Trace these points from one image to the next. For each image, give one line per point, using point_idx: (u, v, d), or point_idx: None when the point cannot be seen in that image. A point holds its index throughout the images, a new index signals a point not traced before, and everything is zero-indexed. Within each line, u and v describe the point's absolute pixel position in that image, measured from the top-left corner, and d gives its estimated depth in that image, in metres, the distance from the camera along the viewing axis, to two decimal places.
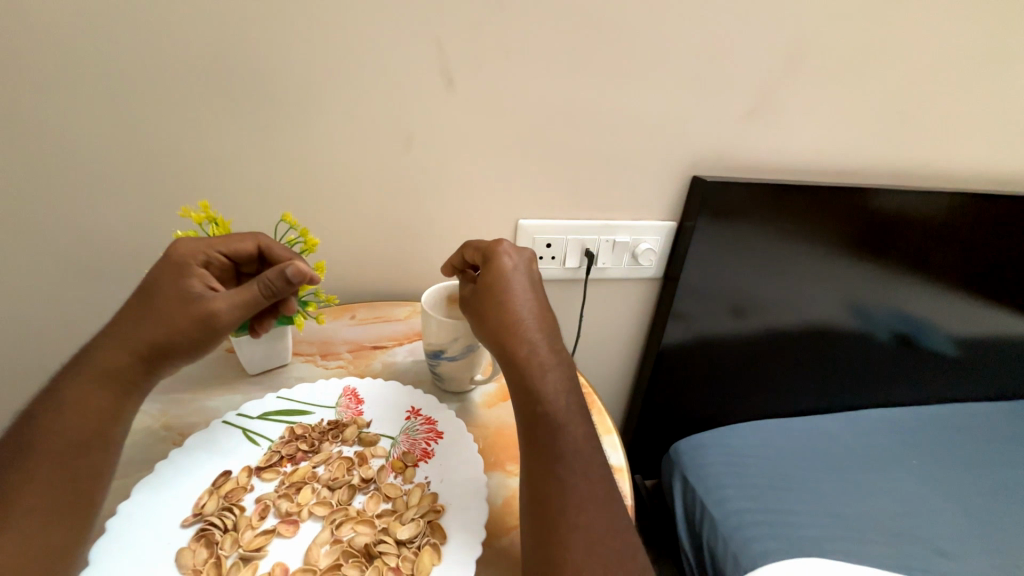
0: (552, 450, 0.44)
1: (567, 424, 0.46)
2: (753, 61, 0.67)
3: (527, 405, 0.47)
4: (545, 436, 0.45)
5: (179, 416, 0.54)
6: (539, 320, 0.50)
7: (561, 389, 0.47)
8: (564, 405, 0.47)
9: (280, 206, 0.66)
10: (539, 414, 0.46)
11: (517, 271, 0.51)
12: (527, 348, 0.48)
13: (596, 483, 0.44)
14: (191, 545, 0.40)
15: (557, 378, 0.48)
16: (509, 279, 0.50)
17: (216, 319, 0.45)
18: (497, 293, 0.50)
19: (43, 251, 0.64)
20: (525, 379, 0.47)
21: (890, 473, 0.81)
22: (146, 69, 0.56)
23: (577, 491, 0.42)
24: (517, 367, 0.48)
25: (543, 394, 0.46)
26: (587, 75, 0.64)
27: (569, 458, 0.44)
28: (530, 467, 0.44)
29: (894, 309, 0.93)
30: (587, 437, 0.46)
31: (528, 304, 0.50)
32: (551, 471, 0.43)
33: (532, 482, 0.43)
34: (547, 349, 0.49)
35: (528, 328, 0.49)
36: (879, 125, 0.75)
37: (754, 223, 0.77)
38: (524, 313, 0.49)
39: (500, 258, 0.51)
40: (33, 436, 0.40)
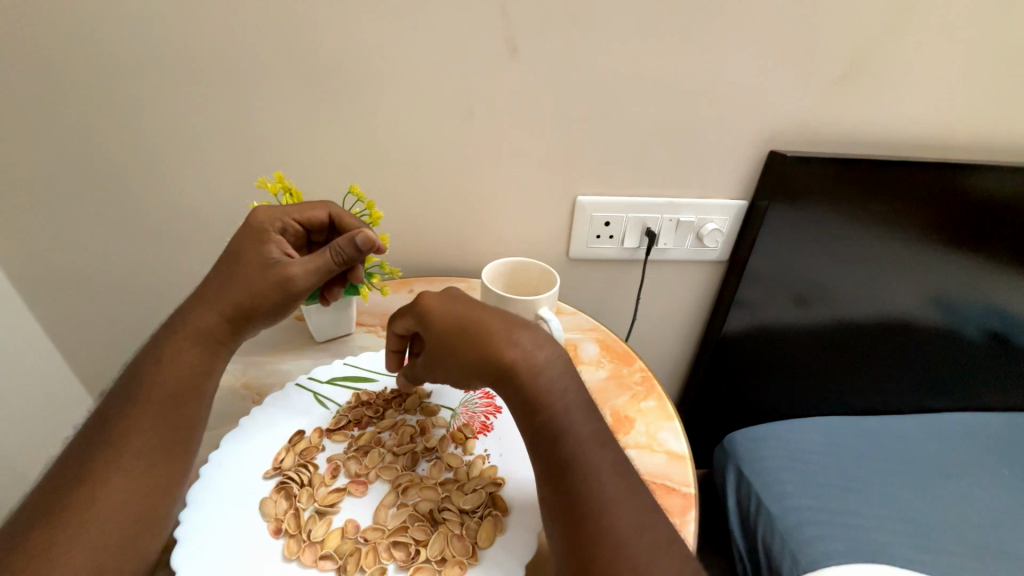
0: (561, 458, 0.39)
1: (572, 426, 0.40)
2: (849, 20, 0.60)
3: (523, 418, 0.41)
4: (551, 443, 0.39)
5: (256, 377, 0.58)
6: (505, 329, 0.42)
7: (557, 389, 0.41)
8: (563, 407, 0.40)
9: (344, 180, 0.67)
10: (538, 423, 0.40)
11: (457, 307, 0.44)
12: (506, 359, 0.41)
13: (619, 481, 0.38)
14: (273, 496, 0.43)
15: (550, 377, 0.41)
16: (448, 313, 0.44)
17: (291, 283, 0.47)
18: (448, 329, 0.43)
19: (137, 220, 0.69)
20: (516, 390, 0.41)
21: (978, 483, 0.74)
22: (222, 44, 0.58)
23: (598, 494, 0.37)
24: (503, 381, 0.41)
25: (539, 402, 0.40)
26: (660, 40, 0.60)
27: (582, 463, 0.38)
28: (544, 480, 0.39)
29: (992, 304, 0.83)
30: (598, 434, 0.40)
31: (485, 322, 0.43)
32: (564, 481, 0.38)
33: (550, 495, 0.38)
34: (528, 351, 0.41)
35: (499, 345, 0.41)
36: (997, 92, 0.66)
37: (836, 203, 0.70)
38: (485, 335, 0.42)
39: (431, 311, 0.44)
40: (139, 386, 0.44)
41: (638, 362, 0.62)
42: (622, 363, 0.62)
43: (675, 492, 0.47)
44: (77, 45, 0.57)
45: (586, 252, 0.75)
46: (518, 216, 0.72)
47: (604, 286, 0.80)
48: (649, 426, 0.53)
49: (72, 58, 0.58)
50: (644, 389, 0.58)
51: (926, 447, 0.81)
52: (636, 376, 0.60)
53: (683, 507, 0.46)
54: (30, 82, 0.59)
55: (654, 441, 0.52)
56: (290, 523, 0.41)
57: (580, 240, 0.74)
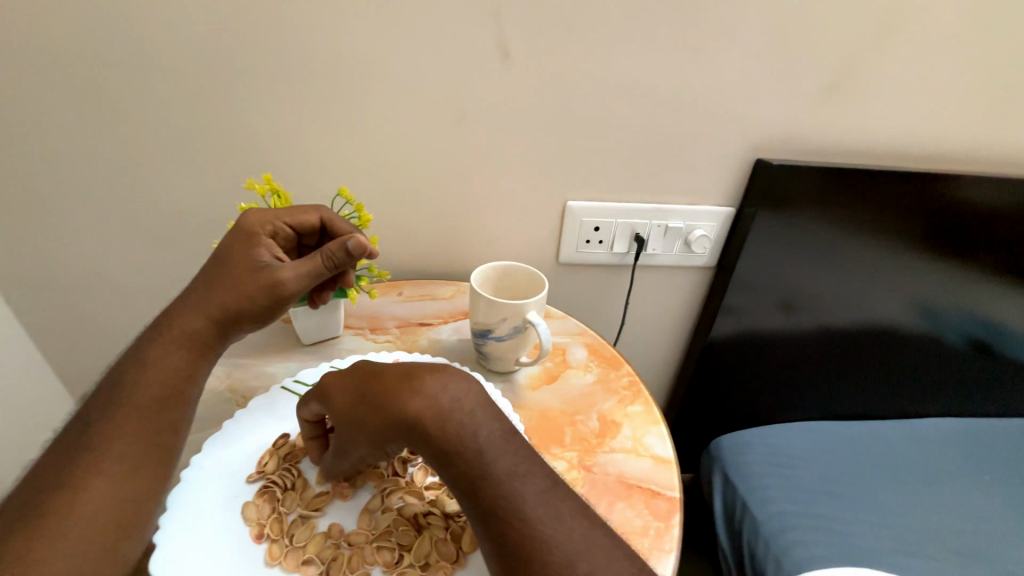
0: (485, 503, 0.34)
1: (488, 469, 0.35)
2: (832, 34, 0.61)
3: (440, 471, 0.37)
4: (471, 492, 0.35)
5: (242, 380, 0.57)
6: (400, 382, 0.38)
7: (467, 432, 0.36)
8: (475, 449, 0.36)
9: (334, 182, 0.67)
10: (455, 472, 0.36)
11: (356, 374, 0.41)
12: (408, 413, 0.37)
13: (548, 520, 0.34)
14: (256, 500, 0.42)
15: (458, 420, 0.36)
16: (346, 382, 0.41)
17: (281, 287, 0.47)
18: (348, 403, 0.40)
19: (123, 220, 0.68)
20: (426, 445, 0.36)
21: (957, 488, 0.75)
22: (213, 44, 0.57)
23: (528, 539, 0.33)
24: (414, 439, 0.37)
25: (449, 452, 0.36)
26: (649, 49, 0.61)
27: (506, 508, 0.34)
28: (476, 532, 0.35)
29: (972, 312, 0.85)
30: (520, 470, 0.36)
31: (381, 383, 0.39)
32: (493, 532, 0.34)
33: (485, 549, 0.34)
34: (432, 397, 0.37)
35: (397, 404, 0.37)
36: (975, 106, 0.68)
37: (821, 211, 0.71)
38: (381, 397, 0.38)
39: (332, 387, 0.41)
40: (121, 390, 0.43)
41: (625, 366, 0.62)
42: (609, 368, 0.62)
43: (660, 496, 0.47)
44: (62, 43, 0.56)
45: (575, 257, 0.75)
46: (509, 220, 0.72)
47: (593, 290, 0.81)
48: (636, 431, 0.54)
49: (58, 55, 0.57)
50: (630, 394, 0.59)
51: (907, 452, 0.82)
52: (623, 381, 0.60)
53: (668, 511, 0.46)
54: (14, 79, 0.58)
55: (641, 446, 0.52)
56: (273, 528, 0.41)
57: (570, 245, 0.74)
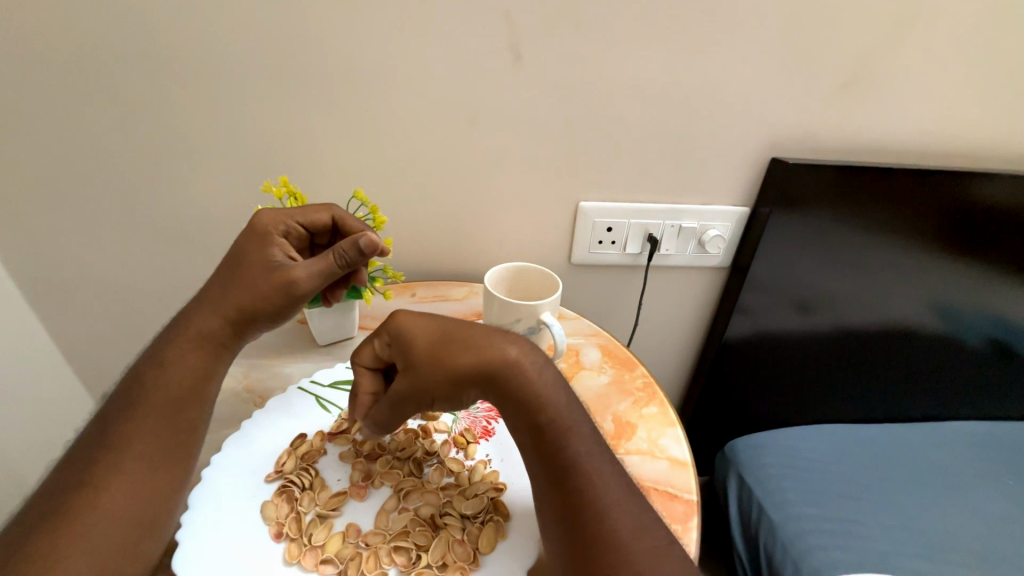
0: (568, 453, 0.39)
1: (573, 425, 0.40)
2: (849, 30, 0.60)
3: (523, 421, 0.40)
4: (554, 446, 0.39)
5: (258, 380, 0.58)
6: (495, 338, 0.42)
7: (556, 392, 0.41)
8: (563, 407, 0.40)
9: (348, 185, 0.68)
10: (541, 426, 0.39)
11: (439, 321, 0.42)
12: (504, 361, 0.40)
13: (618, 474, 0.39)
14: (274, 499, 0.43)
15: (548, 378, 0.41)
16: (430, 326, 0.42)
17: (294, 285, 0.47)
18: (434, 345, 0.41)
19: (142, 224, 0.70)
20: (514, 394, 0.40)
21: (983, 493, 0.73)
22: (231, 49, 0.59)
23: (603, 491, 0.37)
24: (501, 390, 0.40)
25: (539, 406, 0.40)
26: (662, 48, 0.60)
27: (586, 462, 0.38)
28: (548, 484, 0.39)
29: (997, 312, 0.83)
30: (594, 432, 0.41)
31: (475, 333, 0.42)
32: (571, 484, 0.38)
33: (556, 500, 0.38)
34: (524, 354, 0.41)
35: (494, 351, 0.40)
36: (998, 102, 0.66)
37: (840, 210, 0.70)
38: (476, 343, 0.41)
39: (411, 327, 0.41)
40: (140, 389, 0.44)
41: (640, 368, 0.62)
42: (623, 369, 0.62)
43: (677, 499, 0.47)
44: (86, 51, 0.58)
45: (588, 257, 0.75)
46: (521, 221, 0.72)
47: (605, 291, 0.80)
48: (651, 433, 0.53)
49: (82, 62, 0.58)
50: (645, 395, 0.58)
51: (930, 455, 0.80)
52: (638, 383, 0.60)
53: (685, 514, 0.45)
54: (40, 86, 0.59)
55: (656, 448, 0.52)
56: (292, 527, 0.41)
57: (582, 246, 0.74)
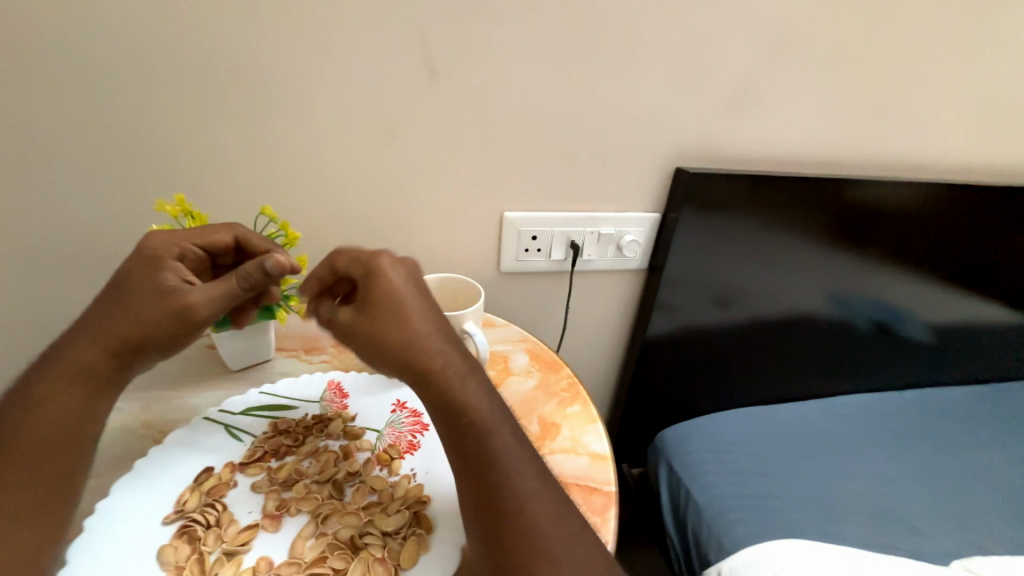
0: (486, 457, 0.40)
1: (496, 427, 0.41)
2: (732, 55, 0.68)
3: (447, 422, 0.41)
4: (474, 447, 0.40)
5: (159, 414, 0.53)
6: (434, 326, 0.43)
7: (480, 393, 0.42)
8: (487, 409, 0.41)
9: (260, 200, 0.65)
10: (462, 427, 0.41)
11: (407, 283, 0.44)
12: (431, 364, 0.41)
13: (536, 475, 0.41)
14: (173, 542, 0.40)
15: (475, 383, 0.42)
16: (394, 282, 0.43)
17: (187, 309, 0.44)
18: (389, 303, 0.42)
19: (16, 248, 0.62)
20: (437, 395, 0.41)
21: (864, 456, 0.84)
22: (118, 60, 0.55)
23: (520, 491, 0.39)
24: (427, 383, 0.41)
25: (462, 406, 0.41)
26: (570, 67, 0.64)
27: (505, 462, 0.40)
28: (466, 481, 0.40)
29: (874, 298, 0.95)
30: (516, 433, 0.42)
31: (420, 311, 0.43)
32: (488, 482, 0.39)
33: (473, 496, 0.39)
34: (454, 359, 0.42)
35: (431, 346, 0.42)
36: (857, 118, 0.77)
37: (737, 213, 0.77)
38: (420, 329, 0.42)
39: (377, 278, 0.43)
40: (3, 437, 0.40)
41: (565, 369, 0.64)
42: (549, 372, 0.64)
43: (597, 491, 0.49)
44: None
45: (515, 265, 0.77)
46: (447, 233, 0.73)
47: (535, 297, 0.83)
48: (574, 431, 0.56)
49: None
50: (570, 395, 0.61)
51: (825, 427, 0.91)
52: (563, 384, 0.62)
53: (604, 505, 0.48)
54: None
55: (579, 445, 0.54)
56: (193, 569, 0.38)
57: (509, 254, 0.76)
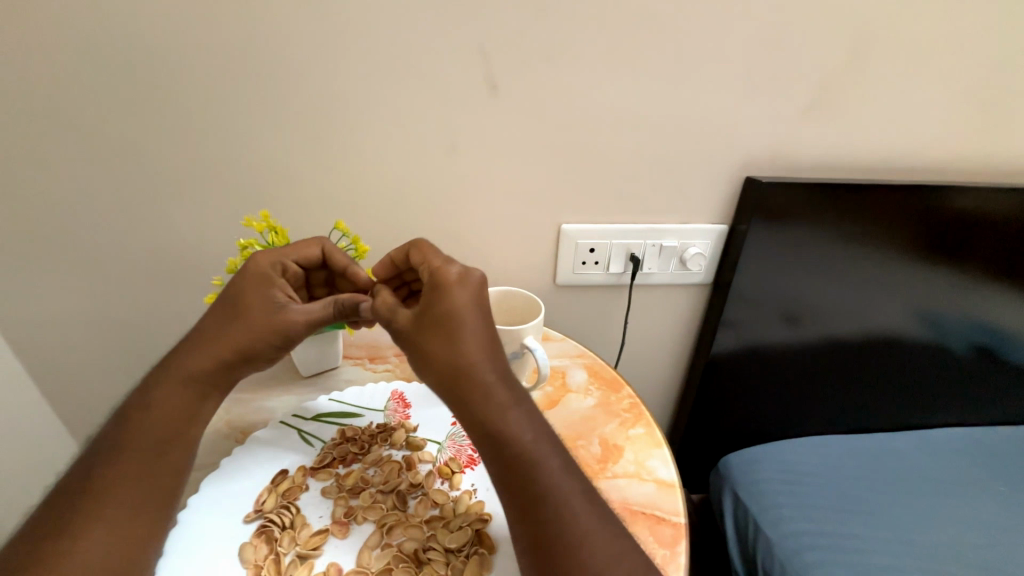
0: (533, 491, 0.39)
1: (544, 460, 0.40)
2: (812, 56, 0.63)
3: (492, 453, 0.40)
4: (522, 480, 0.39)
5: (240, 415, 0.57)
6: (482, 350, 0.42)
7: (527, 424, 0.41)
8: (534, 440, 0.40)
9: (331, 215, 0.69)
10: (506, 460, 0.39)
11: (465, 304, 0.43)
12: (476, 392, 0.41)
13: (589, 512, 0.39)
14: (253, 541, 0.42)
15: (519, 414, 0.41)
16: (451, 300, 0.43)
17: (297, 328, 0.49)
18: (443, 322, 0.43)
19: (126, 260, 0.70)
20: (481, 425, 0.40)
21: (970, 500, 0.73)
22: (213, 90, 0.60)
23: (571, 529, 0.37)
24: (473, 412, 0.41)
25: (508, 439, 0.39)
26: (633, 77, 0.62)
27: (556, 497, 0.38)
28: (515, 515, 0.39)
29: (978, 319, 0.84)
30: (567, 465, 0.41)
31: (474, 330, 0.42)
32: (538, 518, 0.38)
33: (523, 530, 0.38)
34: (498, 388, 0.41)
35: (478, 372, 0.41)
36: (958, 119, 0.69)
37: (815, 224, 0.71)
38: (469, 352, 0.42)
39: (436, 295, 0.44)
40: (123, 431, 0.44)
41: (626, 388, 0.62)
42: (609, 390, 0.62)
43: (665, 522, 0.46)
44: (70, 94, 0.59)
45: (572, 278, 0.76)
46: (504, 245, 0.73)
47: (591, 311, 0.81)
48: (638, 455, 0.53)
49: (66, 107, 0.60)
50: (632, 416, 0.58)
51: (920, 463, 0.81)
52: (624, 404, 0.60)
53: (673, 538, 0.45)
54: (22, 130, 0.60)
55: (643, 470, 0.51)
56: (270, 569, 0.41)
57: (565, 267, 0.75)
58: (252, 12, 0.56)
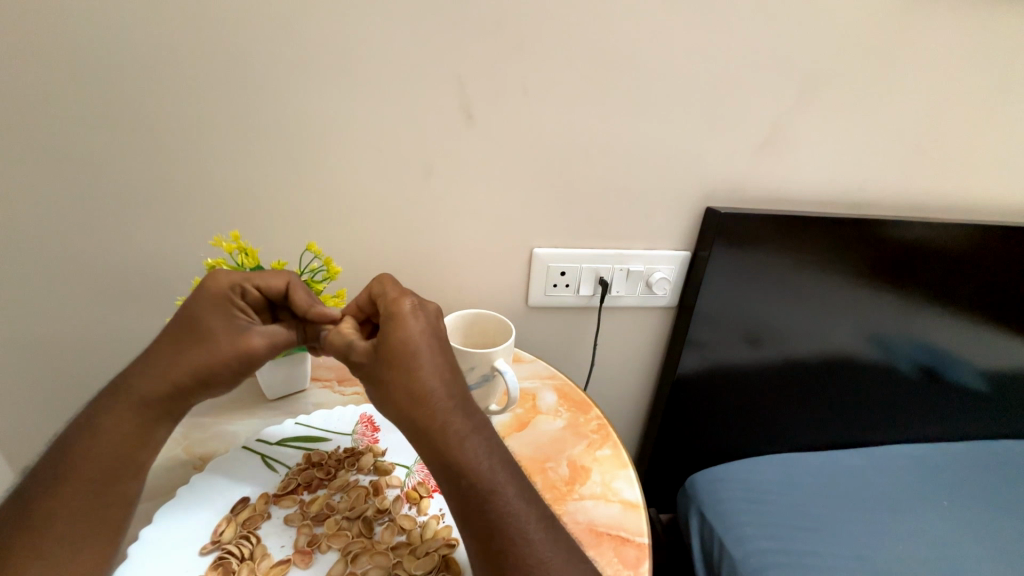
0: (490, 520, 0.39)
1: (498, 489, 0.40)
2: (763, 99, 0.69)
3: (449, 482, 0.41)
4: (477, 510, 0.40)
5: (200, 440, 0.55)
6: (440, 378, 0.43)
7: (482, 454, 0.41)
8: (488, 471, 0.41)
9: (304, 236, 0.69)
10: (463, 489, 0.40)
11: (423, 334, 0.45)
12: (433, 421, 0.42)
13: (546, 539, 0.40)
14: (209, 574, 0.41)
15: (476, 443, 0.41)
16: (410, 329, 0.45)
17: (255, 354, 0.48)
18: (402, 351, 0.44)
19: (82, 277, 0.67)
20: (438, 453, 0.41)
21: (917, 514, 0.78)
22: (188, 110, 0.60)
23: (528, 557, 0.39)
24: (430, 442, 0.42)
25: (463, 469, 0.40)
26: (602, 112, 0.66)
27: (509, 526, 0.39)
28: (472, 545, 0.40)
29: (919, 340, 0.90)
30: (523, 494, 0.41)
31: (430, 360, 0.44)
32: (492, 547, 0.39)
33: (478, 560, 0.39)
34: (455, 417, 0.42)
35: (436, 401, 0.42)
36: (891, 160, 0.76)
37: (770, 250, 0.76)
38: (429, 380, 0.43)
39: (398, 323, 0.45)
40: (67, 461, 0.43)
41: (594, 410, 0.63)
42: (578, 412, 0.63)
43: (629, 543, 0.48)
44: (34, 109, 0.58)
45: (544, 300, 0.78)
46: (477, 268, 0.75)
47: (562, 332, 0.83)
48: (604, 476, 0.54)
49: (30, 122, 0.58)
50: (599, 437, 0.59)
51: (871, 479, 0.85)
52: (592, 425, 0.61)
53: (636, 559, 0.46)
54: None
55: (609, 491, 0.53)
56: None
57: (538, 289, 0.77)
58: (232, 35, 0.57)
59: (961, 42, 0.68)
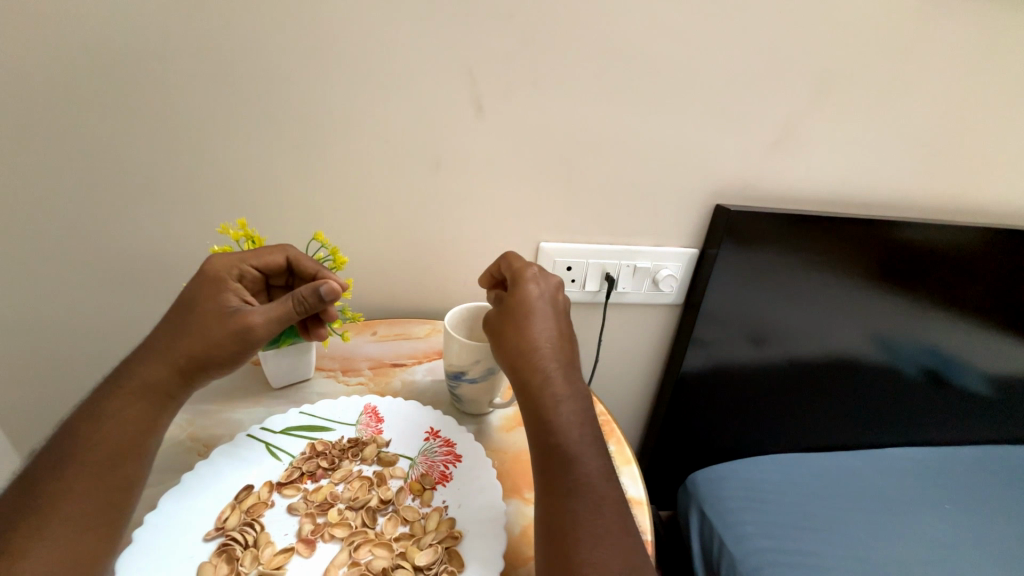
0: (569, 480, 0.43)
1: (581, 455, 0.44)
2: (776, 95, 0.67)
3: (539, 435, 0.46)
4: (558, 467, 0.44)
5: (204, 427, 0.55)
6: (550, 341, 0.49)
7: (574, 419, 0.46)
8: (576, 436, 0.45)
9: (310, 225, 0.68)
10: (550, 443, 0.45)
11: (541, 299, 0.50)
12: (535, 377, 0.47)
13: (615, 515, 0.42)
14: (212, 560, 0.41)
15: (569, 408, 0.46)
16: (529, 293, 0.50)
17: (253, 329, 0.48)
18: (519, 312, 0.50)
19: (87, 262, 0.67)
20: (534, 406, 0.46)
21: (920, 517, 0.77)
22: (195, 98, 0.59)
23: (596, 525, 0.41)
24: (529, 395, 0.47)
25: (554, 425, 0.45)
26: (612, 105, 0.65)
27: (585, 490, 0.43)
28: (545, 499, 0.43)
29: (926, 343, 0.89)
30: (602, 467, 0.44)
31: (542, 324, 0.49)
32: (565, 504, 0.42)
33: (548, 515, 0.42)
34: (554, 380, 0.47)
35: (542, 360, 0.47)
36: (904, 160, 0.75)
37: (779, 249, 0.75)
38: (539, 340, 0.48)
39: (523, 287, 0.51)
40: (72, 446, 0.43)
41: (598, 406, 0.63)
42: None
43: None
44: (41, 93, 0.57)
45: None
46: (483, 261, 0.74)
47: None
48: None
49: (36, 107, 0.58)
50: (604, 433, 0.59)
51: (874, 481, 0.85)
52: None
53: None
54: None
55: None
56: None
57: None
58: (240, 22, 0.56)
59: (980, 42, 0.67)
